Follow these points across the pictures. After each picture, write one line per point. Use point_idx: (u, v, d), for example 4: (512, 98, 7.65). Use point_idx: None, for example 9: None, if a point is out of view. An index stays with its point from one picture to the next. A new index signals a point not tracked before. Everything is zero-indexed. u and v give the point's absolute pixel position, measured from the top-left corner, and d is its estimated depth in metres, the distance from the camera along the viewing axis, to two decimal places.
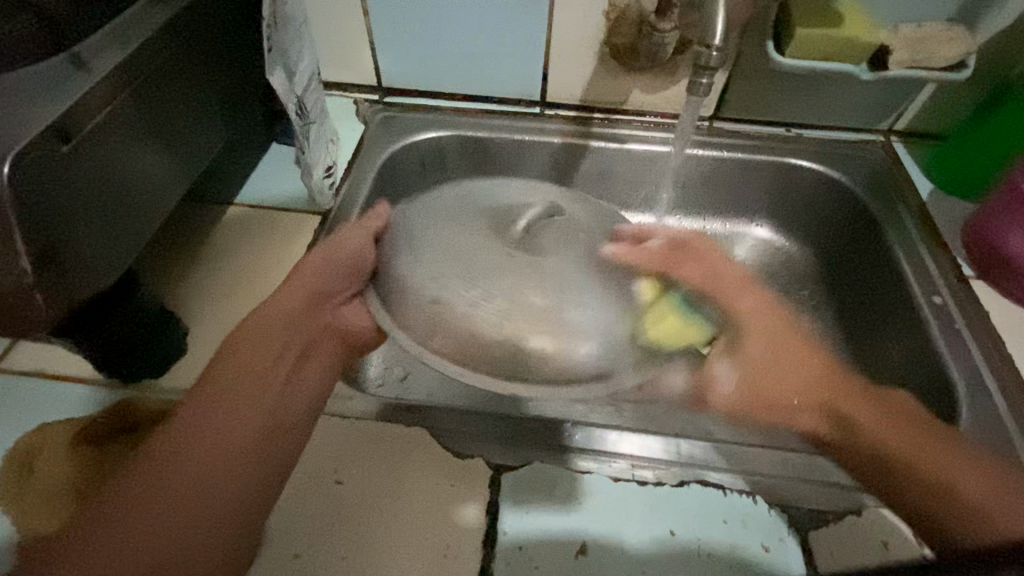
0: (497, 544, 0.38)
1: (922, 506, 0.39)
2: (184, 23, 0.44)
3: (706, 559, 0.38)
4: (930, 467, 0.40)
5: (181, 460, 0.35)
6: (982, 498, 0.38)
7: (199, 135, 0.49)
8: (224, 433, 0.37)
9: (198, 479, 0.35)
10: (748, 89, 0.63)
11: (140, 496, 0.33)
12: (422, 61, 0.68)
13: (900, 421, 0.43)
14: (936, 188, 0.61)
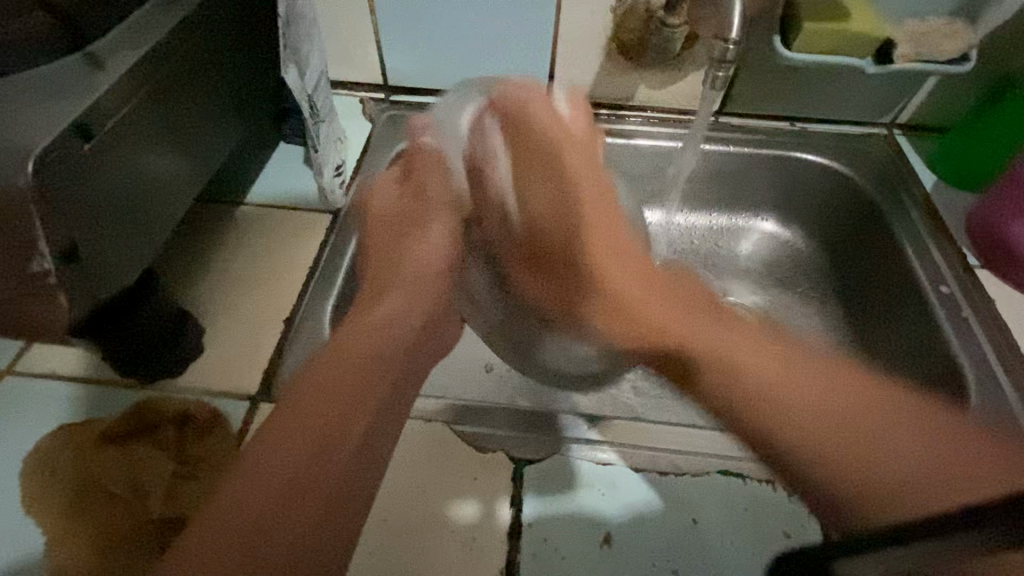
0: (522, 536, 0.39)
1: (802, 467, 0.33)
2: (200, 20, 0.44)
3: (728, 546, 0.40)
4: (820, 393, 0.34)
5: (285, 459, 0.32)
6: (833, 466, 0.31)
7: (212, 134, 0.48)
8: (316, 431, 0.33)
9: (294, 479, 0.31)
10: (753, 84, 0.64)
11: (224, 509, 0.29)
12: (428, 59, 0.68)
13: (841, 374, 0.34)
14: (939, 180, 0.62)
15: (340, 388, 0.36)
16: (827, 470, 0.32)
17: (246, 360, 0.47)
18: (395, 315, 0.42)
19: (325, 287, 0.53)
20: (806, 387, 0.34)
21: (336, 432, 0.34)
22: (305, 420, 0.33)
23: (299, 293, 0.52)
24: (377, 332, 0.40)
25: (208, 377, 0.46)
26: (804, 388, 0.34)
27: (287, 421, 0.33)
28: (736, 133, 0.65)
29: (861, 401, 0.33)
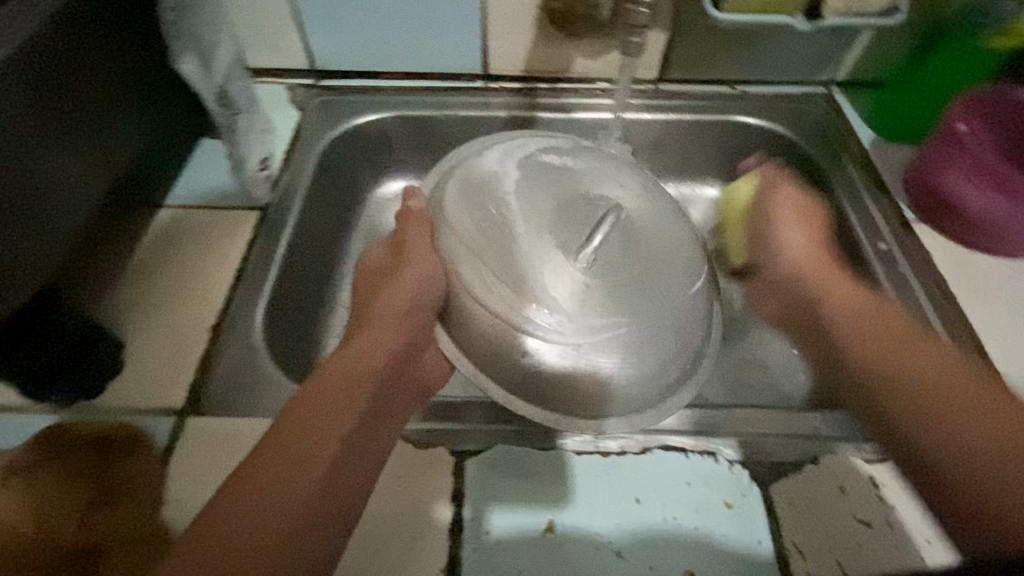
0: (463, 530, 0.38)
1: (944, 468, 0.36)
2: (84, 10, 0.40)
3: (671, 523, 0.38)
4: (964, 407, 0.37)
5: (263, 485, 0.32)
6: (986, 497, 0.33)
7: (118, 132, 0.45)
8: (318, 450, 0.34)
9: (280, 506, 0.32)
10: (690, 48, 0.62)
11: (215, 516, 0.30)
12: (353, 39, 0.65)
13: (1003, 415, 0.36)
14: (875, 134, 0.63)
15: (333, 409, 0.37)
16: (954, 466, 0.35)
17: (171, 372, 0.45)
18: (374, 346, 0.42)
19: (255, 289, 0.50)
20: (952, 416, 0.37)
21: (323, 454, 0.34)
22: (305, 441, 0.34)
23: (226, 298, 0.50)
24: (365, 359, 0.41)
25: (130, 395, 0.43)
26: (951, 436, 0.36)
27: (282, 441, 0.34)
28: (675, 100, 0.64)
29: (988, 405, 0.36)
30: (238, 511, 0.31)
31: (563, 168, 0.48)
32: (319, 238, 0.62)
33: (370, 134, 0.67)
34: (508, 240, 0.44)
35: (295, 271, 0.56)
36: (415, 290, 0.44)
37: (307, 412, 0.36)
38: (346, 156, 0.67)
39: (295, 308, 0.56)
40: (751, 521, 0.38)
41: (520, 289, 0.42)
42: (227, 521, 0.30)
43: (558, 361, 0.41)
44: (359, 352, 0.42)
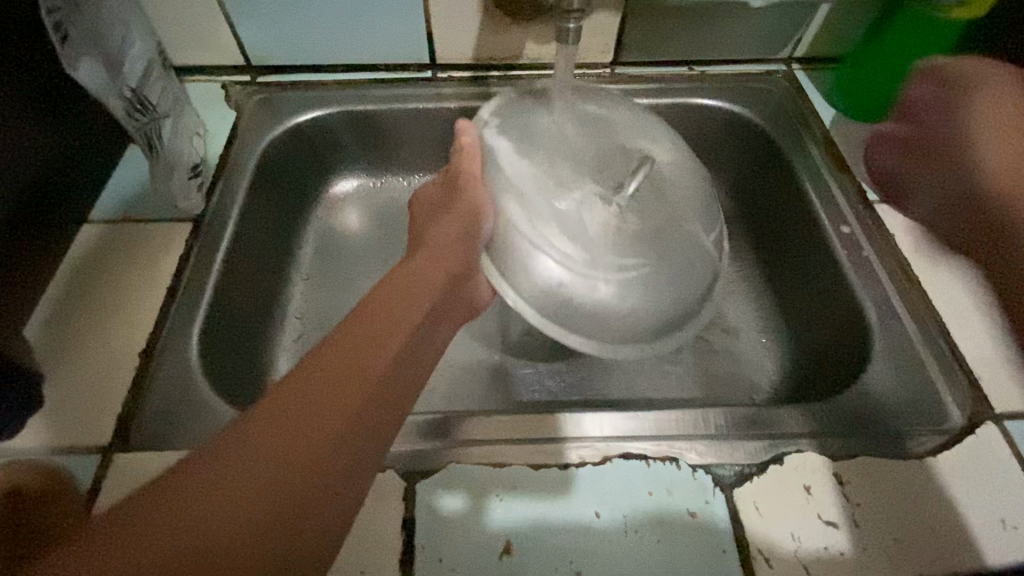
0: (414, 559, 0.35)
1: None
2: None
3: (632, 537, 0.36)
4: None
5: (229, 470, 0.28)
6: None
7: (14, 149, 0.41)
8: (299, 443, 0.30)
9: (242, 501, 0.27)
10: (645, 28, 0.59)
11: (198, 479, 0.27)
12: (287, 32, 0.60)
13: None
14: (839, 114, 0.61)
15: (328, 395, 0.32)
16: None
17: (97, 403, 0.42)
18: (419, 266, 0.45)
19: (190, 308, 0.47)
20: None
21: (309, 450, 0.30)
22: (290, 428, 0.30)
23: (155, 320, 0.46)
24: (373, 338, 0.36)
25: (53, 432, 0.40)
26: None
27: (265, 427, 0.30)
28: (633, 84, 0.61)
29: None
30: (226, 473, 0.28)
31: (603, 119, 0.54)
32: (263, 247, 0.58)
33: (314, 132, 0.63)
34: (546, 173, 0.49)
35: (235, 285, 0.52)
36: (461, 218, 0.48)
37: (300, 394, 0.31)
38: (293, 155, 0.63)
39: (237, 325, 0.52)
40: (714, 531, 0.37)
41: (557, 216, 0.47)
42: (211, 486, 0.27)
43: (571, 282, 0.46)
44: (359, 326, 0.36)
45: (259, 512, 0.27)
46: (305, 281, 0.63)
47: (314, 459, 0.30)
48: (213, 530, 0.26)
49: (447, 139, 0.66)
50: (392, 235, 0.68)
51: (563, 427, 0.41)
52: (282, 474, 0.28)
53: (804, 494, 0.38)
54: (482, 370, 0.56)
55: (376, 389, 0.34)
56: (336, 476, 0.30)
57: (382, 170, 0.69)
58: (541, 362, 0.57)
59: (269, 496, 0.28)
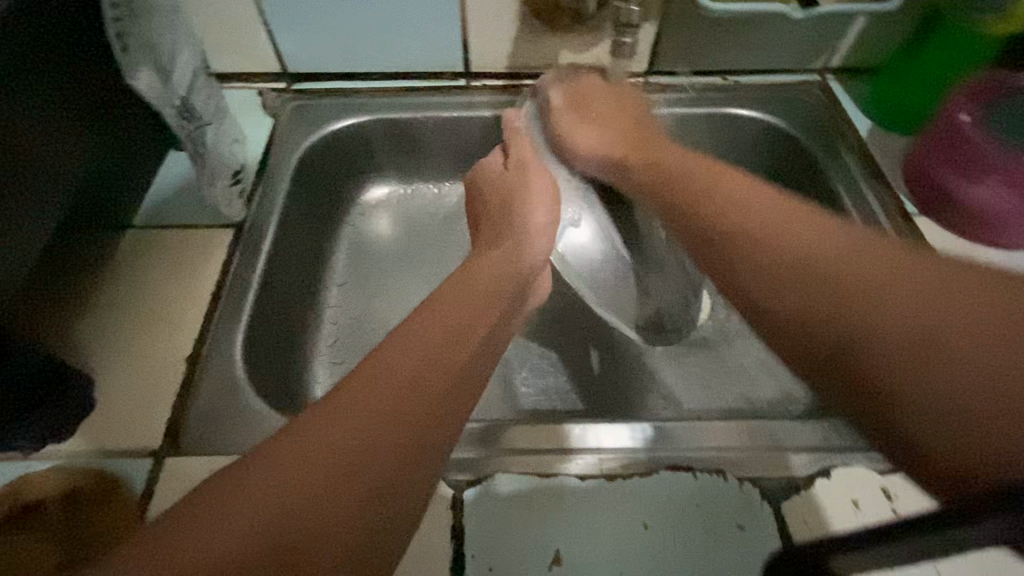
0: (464, 568, 0.35)
1: (889, 409, 0.26)
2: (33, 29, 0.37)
3: (681, 548, 0.37)
4: (874, 283, 0.29)
5: (255, 496, 0.26)
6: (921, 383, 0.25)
7: (81, 160, 0.42)
8: (328, 480, 0.27)
9: (264, 526, 0.25)
10: (681, 39, 0.59)
11: (258, 495, 0.26)
12: (325, 41, 0.61)
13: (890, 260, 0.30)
14: (874, 125, 0.60)
15: (363, 429, 0.29)
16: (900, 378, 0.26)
17: (148, 407, 0.42)
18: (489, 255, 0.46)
19: (234, 313, 0.48)
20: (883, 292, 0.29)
21: (336, 491, 0.27)
22: (320, 456, 0.28)
23: (200, 325, 0.47)
24: (418, 366, 0.33)
25: (104, 436, 0.41)
26: (871, 345, 0.27)
27: (296, 454, 0.28)
28: (667, 93, 0.61)
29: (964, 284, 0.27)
30: (289, 484, 0.27)
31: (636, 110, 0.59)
32: (299, 253, 0.59)
33: (349, 140, 0.64)
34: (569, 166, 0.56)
35: (274, 291, 0.53)
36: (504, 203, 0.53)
37: (335, 422, 0.29)
38: (326, 163, 0.64)
39: (275, 331, 0.53)
40: (762, 545, 0.37)
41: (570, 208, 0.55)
42: (272, 501, 0.26)
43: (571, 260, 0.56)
44: (407, 351, 0.33)
45: (278, 548, 0.25)
46: (339, 286, 0.64)
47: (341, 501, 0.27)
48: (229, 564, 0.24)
49: (478, 146, 0.67)
50: (420, 244, 0.68)
51: (566, 440, 0.41)
52: (306, 510, 0.26)
53: (853, 509, 0.38)
54: (514, 377, 0.57)
55: (418, 429, 0.31)
56: (367, 521, 0.28)
57: (413, 178, 0.70)
58: (572, 370, 0.57)
59: (289, 531, 0.26)
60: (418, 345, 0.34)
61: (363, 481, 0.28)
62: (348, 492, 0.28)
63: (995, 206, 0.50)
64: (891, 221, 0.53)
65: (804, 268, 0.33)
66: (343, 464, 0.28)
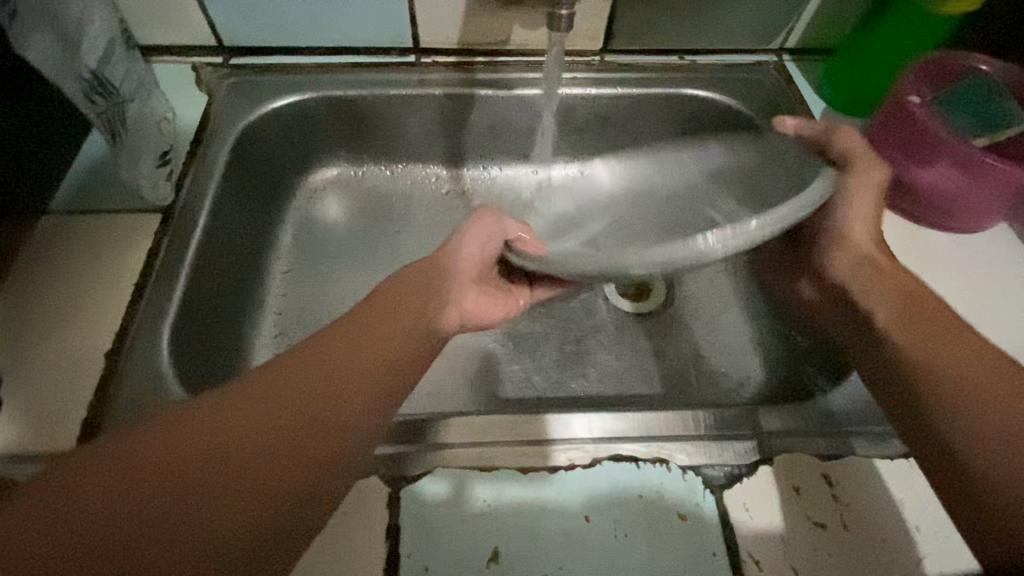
0: (399, 567, 0.34)
1: (959, 450, 0.33)
2: None
3: (623, 542, 0.36)
4: (960, 373, 0.35)
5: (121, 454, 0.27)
6: (998, 461, 0.32)
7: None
8: (200, 443, 0.28)
9: (121, 481, 0.26)
10: (636, 16, 0.57)
11: (84, 485, 0.26)
12: (260, 11, 0.57)
13: (992, 384, 0.34)
14: (828, 107, 0.60)
15: (242, 408, 0.30)
16: (973, 447, 0.33)
17: (60, 407, 0.39)
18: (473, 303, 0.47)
19: (159, 305, 0.44)
20: (972, 374, 0.35)
21: (203, 458, 0.28)
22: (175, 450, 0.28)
23: (122, 318, 0.44)
24: (316, 363, 0.33)
25: (11, 440, 0.38)
26: (956, 392, 0.34)
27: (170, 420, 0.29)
28: (622, 74, 0.60)
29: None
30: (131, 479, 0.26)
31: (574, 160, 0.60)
32: (238, 238, 0.56)
33: (291, 118, 0.60)
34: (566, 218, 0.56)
35: (208, 279, 0.50)
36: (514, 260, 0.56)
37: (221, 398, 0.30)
38: (267, 143, 0.60)
39: (209, 322, 0.50)
40: (703, 534, 0.36)
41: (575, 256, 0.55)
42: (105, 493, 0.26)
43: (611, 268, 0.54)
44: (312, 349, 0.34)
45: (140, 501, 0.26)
46: (284, 274, 0.61)
47: (208, 466, 0.28)
48: (85, 498, 0.26)
49: (430, 127, 0.64)
50: (376, 228, 0.65)
51: (548, 429, 0.40)
52: (172, 465, 0.27)
53: (793, 495, 0.38)
54: (466, 366, 0.55)
55: (303, 420, 0.31)
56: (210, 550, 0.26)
57: (363, 160, 0.67)
58: (524, 359, 0.56)
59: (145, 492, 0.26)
60: (324, 346, 0.34)
61: (230, 455, 0.28)
62: (225, 463, 0.28)
63: (943, 185, 0.49)
64: None
65: (935, 332, 0.38)
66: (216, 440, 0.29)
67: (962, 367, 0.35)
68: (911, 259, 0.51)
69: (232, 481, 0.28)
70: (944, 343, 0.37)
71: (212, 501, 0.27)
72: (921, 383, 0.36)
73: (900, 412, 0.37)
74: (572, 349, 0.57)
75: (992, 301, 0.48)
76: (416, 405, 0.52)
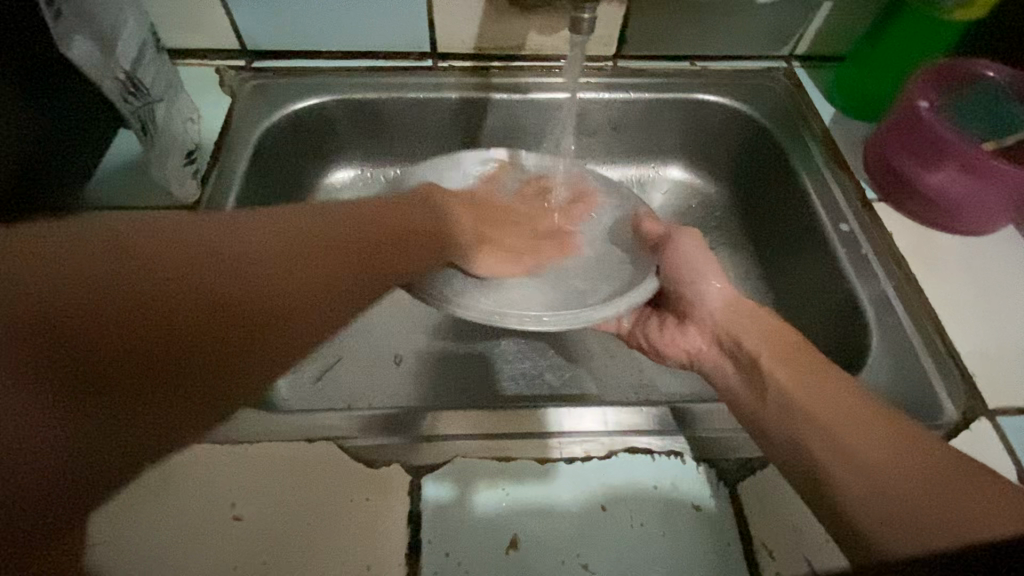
0: (421, 554, 0.35)
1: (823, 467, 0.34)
2: None
3: (639, 531, 0.37)
4: (865, 443, 0.33)
5: (168, 276, 0.32)
6: (899, 516, 0.30)
7: (13, 127, 0.40)
8: (239, 295, 0.33)
9: (143, 300, 0.31)
10: (649, 23, 0.59)
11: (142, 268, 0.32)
12: (283, 16, 0.59)
13: (897, 446, 0.33)
14: (837, 111, 0.61)
15: (275, 270, 0.35)
16: (875, 505, 0.31)
17: None
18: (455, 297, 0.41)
19: None
20: (867, 441, 0.33)
21: (211, 318, 0.32)
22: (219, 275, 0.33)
23: None
24: (324, 265, 0.36)
25: None
26: (857, 454, 0.33)
27: (219, 263, 0.33)
28: (635, 78, 0.61)
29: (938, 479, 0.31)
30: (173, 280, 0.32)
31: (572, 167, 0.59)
32: None
33: (311, 119, 0.62)
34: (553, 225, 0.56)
35: None
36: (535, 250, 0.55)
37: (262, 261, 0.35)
38: (286, 144, 0.62)
39: None
40: (717, 525, 0.37)
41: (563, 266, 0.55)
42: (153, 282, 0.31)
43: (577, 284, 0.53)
44: (329, 252, 0.37)
45: (164, 329, 0.31)
46: None
47: (235, 317, 0.33)
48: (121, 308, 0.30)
49: (446, 130, 0.65)
50: None
51: (547, 424, 0.40)
52: (205, 304, 0.32)
53: None
54: (478, 361, 0.56)
55: (298, 309, 0.35)
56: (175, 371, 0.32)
57: (378, 161, 0.68)
58: (536, 357, 0.57)
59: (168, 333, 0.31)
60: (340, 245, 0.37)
61: (257, 311, 0.34)
62: (251, 320, 0.33)
63: (951, 187, 0.50)
64: (854, 208, 0.54)
65: (833, 405, 0.35)
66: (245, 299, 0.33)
67: (872, 431, 0.33)
68: (921, 261, 0.51)
69: (231, 344, 0.33)
70: (825, 393, 0.36)
71: (210, 349, 0.32)
72: (825, 456, 0.34)
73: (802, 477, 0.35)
74: (582, 347, 0.58)
75: (1000, 301, 0.49)
76: (428, 399, 0.53)
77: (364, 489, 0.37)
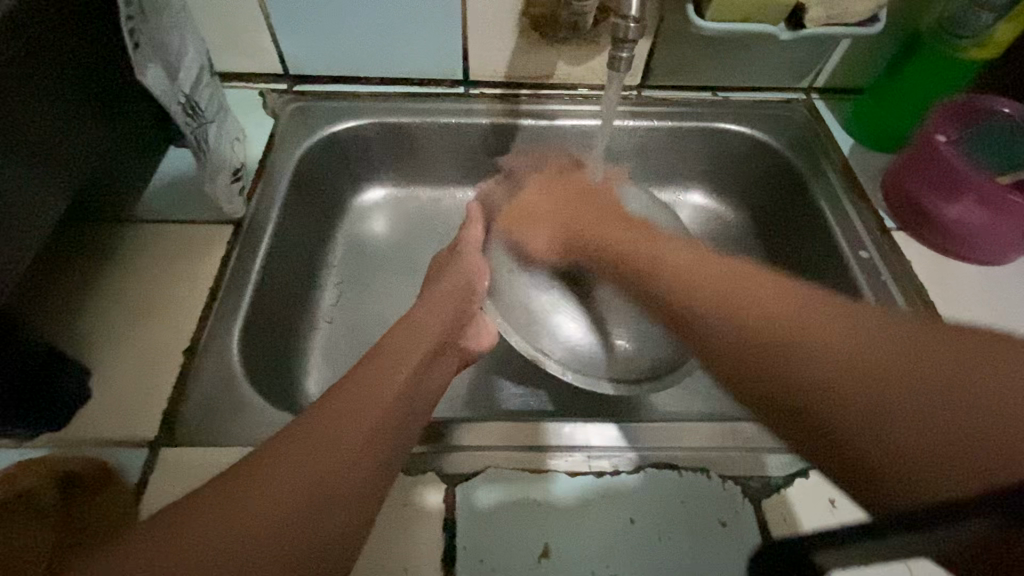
0: (456, 559, 0.36)
1: (817, 409, 0.28)
2: (46, 30, 0.38)
3: (667, 544, 0.38)
4: (779, 339, 0.31)
5: (233, 533, 0.28)
6: (881, 405, 0.26)
7: (85, 145, 0.42)
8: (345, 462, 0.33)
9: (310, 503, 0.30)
10: (673, 56, 0.61)
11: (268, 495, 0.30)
12: (328, 45, 0.62)
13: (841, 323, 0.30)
14: (856, 142, 0.63)
15: (373, 431, 0.35)
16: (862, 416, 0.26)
17: (146, 395, 0.43)
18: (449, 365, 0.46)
19: (232, 308, 0.48)
20: (779, 334, 0.32)
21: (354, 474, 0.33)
22: (364, 412, 0.35)
23: (199, 318, 0.47)
24: (362, 424, 0.34)
25: (98, 426, 0.41)
26: (805, 364, 0.29)
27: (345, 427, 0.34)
28: (659, 107, 0.63)
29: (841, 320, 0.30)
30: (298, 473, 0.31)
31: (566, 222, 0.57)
32: (297, 250, 0.60)
33: (347, 141, 0.65)
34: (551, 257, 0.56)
35: (269, 287, 0.53)
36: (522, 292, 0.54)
37: (324, 437, 0.33)
38: (324, 164, 0.65)
39: (272, 327, 0.53)
40: (742, 541, 0.38)
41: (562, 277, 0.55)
42: (290, 478, 0.31)
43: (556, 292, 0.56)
44: (364, 395, 0.36)
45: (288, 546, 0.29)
46: (334, 285, 0.65)
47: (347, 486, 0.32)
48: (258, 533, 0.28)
49: (475, 152, 0.68)
50: (411, 245, 0.69)
51: (552, 437, 0.41)
52: (293, 546, 0.29)
53: (829, 508, 0.39)
54: (500, 378, 0.58)
55: (372, 483, 0.33)
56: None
57: (410, 179, 0.71)
58: None
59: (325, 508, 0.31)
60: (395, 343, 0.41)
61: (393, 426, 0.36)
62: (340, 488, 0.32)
63: (970, 219, 0.52)
64: (877, 236, 0.55)
65: (747, 313, 0.34)
66: (307, 508, 0.30)
67: (787, 309, 0.33)
68: (941, 286, 0.53)
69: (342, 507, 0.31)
70: (762, 299, 0.34)
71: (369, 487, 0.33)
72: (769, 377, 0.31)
73: (788, 418, 0.30)
74: None
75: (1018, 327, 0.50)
76: (454, 411, 0.55)
77: (402, 499, 0.38)
